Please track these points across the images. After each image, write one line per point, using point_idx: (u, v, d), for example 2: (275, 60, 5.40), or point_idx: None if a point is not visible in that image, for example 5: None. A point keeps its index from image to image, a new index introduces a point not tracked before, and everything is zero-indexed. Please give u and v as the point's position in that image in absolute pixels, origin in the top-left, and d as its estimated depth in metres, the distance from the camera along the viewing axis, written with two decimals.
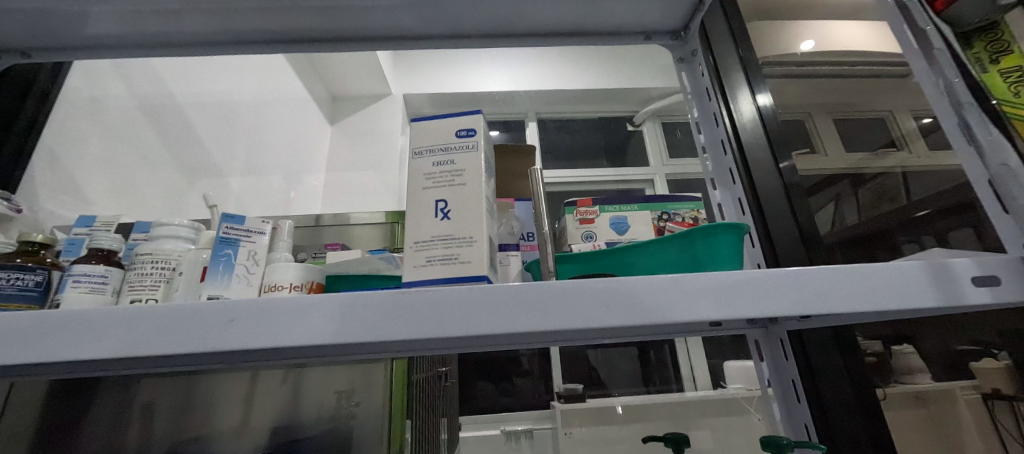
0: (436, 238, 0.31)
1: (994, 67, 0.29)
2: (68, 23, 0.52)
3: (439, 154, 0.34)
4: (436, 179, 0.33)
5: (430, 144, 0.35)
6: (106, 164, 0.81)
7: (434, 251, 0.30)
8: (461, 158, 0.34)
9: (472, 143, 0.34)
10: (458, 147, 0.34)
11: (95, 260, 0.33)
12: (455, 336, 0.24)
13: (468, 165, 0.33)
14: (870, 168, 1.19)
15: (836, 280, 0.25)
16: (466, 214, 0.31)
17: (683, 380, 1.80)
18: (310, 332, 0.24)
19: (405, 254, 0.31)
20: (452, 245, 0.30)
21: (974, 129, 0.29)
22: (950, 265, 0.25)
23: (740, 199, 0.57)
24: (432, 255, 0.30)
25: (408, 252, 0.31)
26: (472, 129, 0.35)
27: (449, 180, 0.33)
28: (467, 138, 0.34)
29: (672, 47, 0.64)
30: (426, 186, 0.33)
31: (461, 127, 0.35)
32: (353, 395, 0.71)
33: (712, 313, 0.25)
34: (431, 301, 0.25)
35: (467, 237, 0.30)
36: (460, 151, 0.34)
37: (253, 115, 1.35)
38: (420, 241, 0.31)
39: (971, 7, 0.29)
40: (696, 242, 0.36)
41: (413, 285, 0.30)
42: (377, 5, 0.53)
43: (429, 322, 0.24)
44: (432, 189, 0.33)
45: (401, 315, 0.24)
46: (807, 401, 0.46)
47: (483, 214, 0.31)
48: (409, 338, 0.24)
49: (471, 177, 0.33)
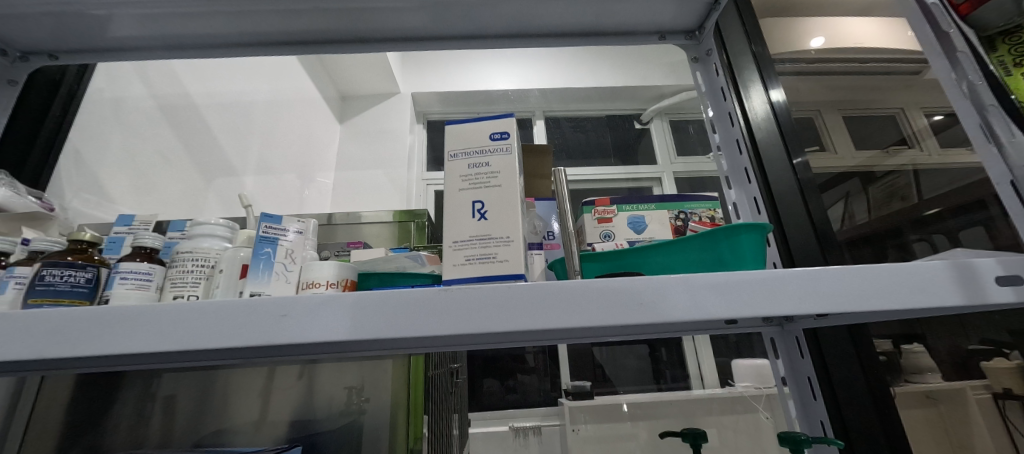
0: (474, 238, 0.32)
1: (1017, 70, 0.29)
2: (92, 26, 0.53)
3: (474, 156, 0.35)
4: (471, 181, 0.34)
5: (465, 147, 0.36)
6: (128, 162, 0.83)
7: (472, 250, 0.32)
8: (495, 160, 0.35)
9: (505, 145, 0.35)
10: (493, 149, 0.35)
11: (140, 258, 0.34)
12: (494, 332, 0.25)
13: (503, 168, 0.34)
14: (880, 167, 1.18)
15: (861, 280, 0.26)
16: (502, 214, 0.32)
17: (691, 378, 1.81)
18: (357, 327, 0.25)
19: (445, 252, 0.32)
20: (490, 244, 0.31)
21: (997, 130, 0.30)
22: (974, 266, 0.26)
23: (755, 198, 0.57)
24: (470, 254, 0.32)
25: (447, 250, 0.32)
26: (505, 133, 0.35)
27: (484, 182, 0.34)
28: (500, 141, 0.35)
29: (686, 47, 0.64)
30: (462, 187, 0.34)
31: (494, 130, 0.36)
32: (363, 391, 0.72)
33: (741, 311, 0.26)
34: (471, 298, 0.26)
35: (504, 237, 0.31)
36: (494, 153, 0.35)
37: (266, 114, 1.36)
38: (458, 240, 0.32)
39: (996, 10, 0.30)
40: (720, 244, 0.37)
41: (452, 282, 0.31)
42: (396, 7, 0.54)
43: (469, 319, 0.25)
44: (468, 190, 0.34)
45: (443, 312, 0.25)
46: (823, 399, 0.47)
47: (518, 214, 0.32)
48: (450, 334, 0.25)
49: (506, 178, 0.34)
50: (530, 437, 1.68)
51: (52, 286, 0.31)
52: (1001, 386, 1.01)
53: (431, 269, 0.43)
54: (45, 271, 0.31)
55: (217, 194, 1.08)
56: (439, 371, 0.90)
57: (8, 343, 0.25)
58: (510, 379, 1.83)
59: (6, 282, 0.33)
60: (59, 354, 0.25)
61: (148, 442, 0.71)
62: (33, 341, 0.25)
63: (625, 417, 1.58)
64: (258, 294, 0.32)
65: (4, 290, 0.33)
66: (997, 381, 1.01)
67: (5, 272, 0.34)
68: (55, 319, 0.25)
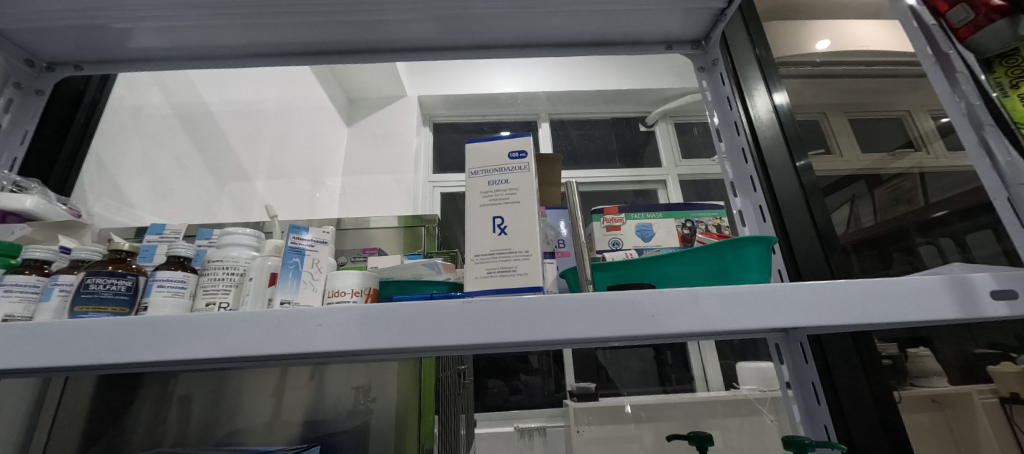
0: (494, 252, 0.34)
1: (1013, 92, 0.31)
2: (114, 38, 0.55)
3: (494, 174, 0.37)
4: (491, 198, 0.36)
5: (484, 166, 0.37)
6: (149, 168, 0.85)
7: (493, 264, 0.33)
8: (514, 177, 0.36)
9: (523, 164, 0.36)
10: (511, 168, 0.37)
11: (174, 267, 0.36)
12: (514, 341, 0.27)
13: (522, 185, 0.36)
14: (888, 169, 1.17)
15: (860, 294, 0.27)
16: (520, 229, 0.34)
17: (695, 380, 1.81)
18: (385, 336, 0.27)
19: (467, 266, 0.34)
20: (510, 258, 0.33)
21: (994, 149, 0.31)
22: (971, 280, 0.27)
23: (760, 206, 0.58)
24: (492, 268, 0.33)
25: (469, 264, 0.34)
26: (523, 151, 0.37)
27: (504, 198, 0.36)
28: (519, 160, 0.37)
29: (692, 56, 0.65)
30: (483, 204, 0.36)
31: (513, 149, 0.37)
32: (370, 391, 0.74)
33: (749, 323, 0.27)
34: (493, 309, 0.28)
35: (524, 251, 0.33)
36: (513, 171, 0.36)
37: (277, 120, 1.39)
38: (479, 254, 0.34)
39: (992, 36, 0.31)
40: (726, 255, 0.38)
41: (474, 294, 0.33)
42: (408, 19, 0.56)
43: (492, 329, 0.27)
44: (489, 207, 0.36)
45: (468, 322, 0.27)
46: (827, 403, 0.48)
47: (536, 228, 0.34)
48: (473, 344, 0.26)
49: (525, 195, 0.35)
50: (535, 438, 1.70)
51: (96, 294, 0.34)
52: (1008, 390, 1.01)
53: (447, 276, 0.44)
54: (90, 280, 0.34)
55: (231, 198, 1.10)
56: (447, 373, 0.92)
57: (65, 348, 0.27)
58: (514, 380, 1.85)
59: (53, 289, 0.36)
60: (111, 360, 0.27)
61: (164, 443, 0.72)
62: (88, 347, 0.27)
63: (628, 419, 1.59)
64: (288, 303, 0.34)
65: (50, 297, 0.36)
66: (1004, 385, 1.00)
67: (51, 280, 0.37)
68: (109, 327, 0.27)
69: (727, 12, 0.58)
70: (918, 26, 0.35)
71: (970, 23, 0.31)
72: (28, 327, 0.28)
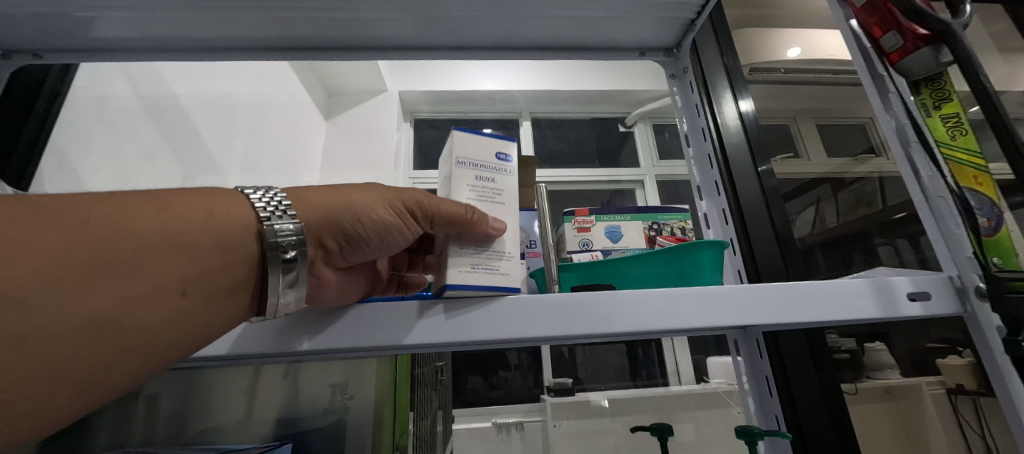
0: (478, 248, 0.33)
1: (937, 112, 0.36)
2: (76, 27, 0.53)
3: (480, 171, 0.35)
4: (477, 193, 0.35)
5: (469, 158, 0.35)
6: (111, 160, 0.82)
7: (478, 260, 0.32)
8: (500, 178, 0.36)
9: (508, 169, 0.37)
10: (498, 170, 0.36)
11: None
12: (500, 337, 0.31)
13: (507, 188, 0.36)
14: (850, 174, 1.25)
15: (800, 296, 0.31)
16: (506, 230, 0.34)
17: (669, 375, 1.87)
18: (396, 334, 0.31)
19: (450, 256, 0.32)
20: (491, 257, 0.33)
21: (919, 165, 0.36)
22: (891, 284, 0.32)
23: (724, 210, 0.62)
24: (478, 262, 0.32)
25: (451, 254, 0.32)
26: (508, 156, 0.37)
27: (490, 198, 0.35)
28: (505, 163, 0.37)
29: (665, 63, 0.68)
30: (470, 198, 0.34)
31: (499, 151, 0.37)
32: (347, 388, 0.77)
33: (700, 320, 0.31)
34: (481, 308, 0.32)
35: (503, 251, 0.34)
36: (500, 173, 0.36)
37: (251, 114, 1.36)
38: (463, 248, 0.32)
39: (920, 62, 0.34)
40: (682, 258, 0.41)
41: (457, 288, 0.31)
42: (386, 18, 0.56)
43: (484, 326, 0.31)
44: (475, 203, 0.34)
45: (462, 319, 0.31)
46: (778, 395, 0.52)
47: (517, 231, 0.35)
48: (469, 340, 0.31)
49: (509, 200, 0.36)
50: (513, 433, 1.72)
51: None
52: (954, 382, 1.12)
53: None
54: None
55: None
56: (423, 370, 0.93)
57: None
58: (493, 376, 1.88)
59: None
60: None
61: None
62: None
63: (605, 413, 1.62)
64: None
65: None
66: (952, 378, 1.12)
67: None
68: None
69: (697, 22, 0.60)
70: (860, 50, 0.39)
71: (901, 48, 0.35)
72: None
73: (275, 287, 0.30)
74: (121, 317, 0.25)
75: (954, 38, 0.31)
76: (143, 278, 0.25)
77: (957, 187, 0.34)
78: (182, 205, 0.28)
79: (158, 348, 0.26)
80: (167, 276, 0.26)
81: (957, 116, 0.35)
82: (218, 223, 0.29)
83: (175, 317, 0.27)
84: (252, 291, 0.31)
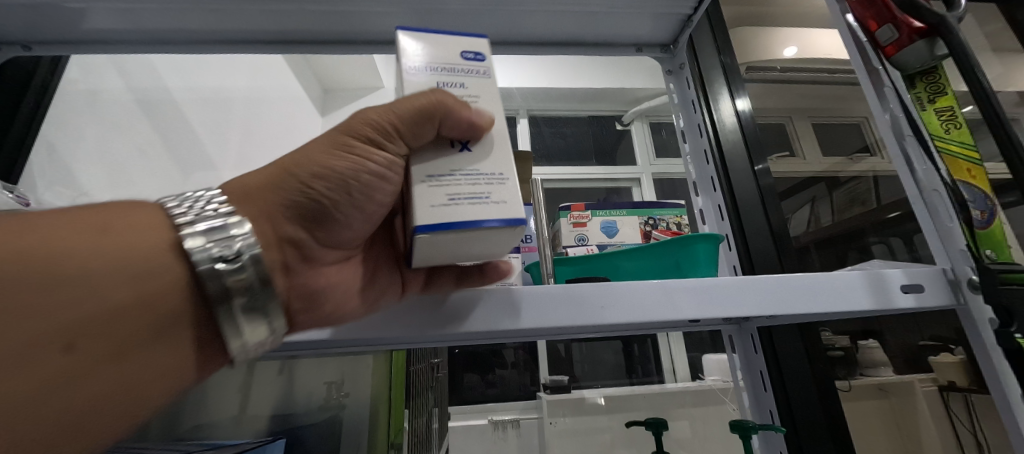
0: (455, 172, 0.28)
1: (931, 106, 0.35)
2: (66, 18, 0.52)
3: (447, 73, 0.31)
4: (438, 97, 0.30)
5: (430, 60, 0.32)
6: (105, 156, 0.82)
7: (461, 188, 0.27)
8: (470, 80, 0.32)
9: (482, 68, 0.33)
10: (468, 68, 0.32)
11: None
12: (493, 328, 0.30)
13: (484, 92, 0.31)
14: (845, 172, 1.26)
15: (793, 289, 0.31)
16: (487, 147, 0.29)
17: (664, 372, 1.88)
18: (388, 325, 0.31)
19: (418, 189, 0.27)
20: (483, 183, 0.28)
21: (913, 158, 0.37)
22: (885, 277, 0.32)
23: (719, 206, 0.62)
24: (460, 194, 0.27)
25: (421, 187, 0.27)
26: (478, 53, 0.33)
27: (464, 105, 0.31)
28: (474, 59, 0.33)
29: (661, 59, 0.68)
30: None
31: (466, 51, 0.33)
32: (342, 386, 0.81)
33: (694, 312, 0.31)
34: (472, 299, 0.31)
35: (498, 175, 0.28)
36: (470, 75, 0.32)
37: (246, 110, 1.35)
38: (436, 176, 0.27)
39: (913, 56, 0.35)
40: (678, 252, 0.41)
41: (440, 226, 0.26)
42: (382, 11, 0.55)
43: (476, 318, 0.31)
44: None
45: (454, 311, 0.31)
46: (772, 390, 0.52)
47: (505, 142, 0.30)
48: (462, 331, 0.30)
49: (488, 101, 0.31)
50: (509, 429, 1.68)
51: None
52: (946, 379, 1.17)
53: None
54: None
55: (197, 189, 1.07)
56: (418, 366, 0.93)
57: None
58: (490, 374, 1.88)
59: None
60: None
61: None
62: None
63: (601, 411, 1.62)
64: None
65: None
66: (943, 375, 1.17)
67: None
68: None
69: (694, 18, 0.60)
70: (855, 44, 0.39)
71: (895, 42, 0.35)
72: None
73: (239, 328, 0.26)
74: (3, 384, 0.20)
75: (949, 31, 0.32)
76: (22, 332, 0.21)
77: (951, 180, 0.34)
78: (81, 237, 0.24)
79: (57, 411, 0.22)
80: (50, 325, 0.22)
81: (952, 109, 0.35)
82: (127, 252, 0.24)
83: (71, 375, 0.22)
84: (188, 326, 0.25)
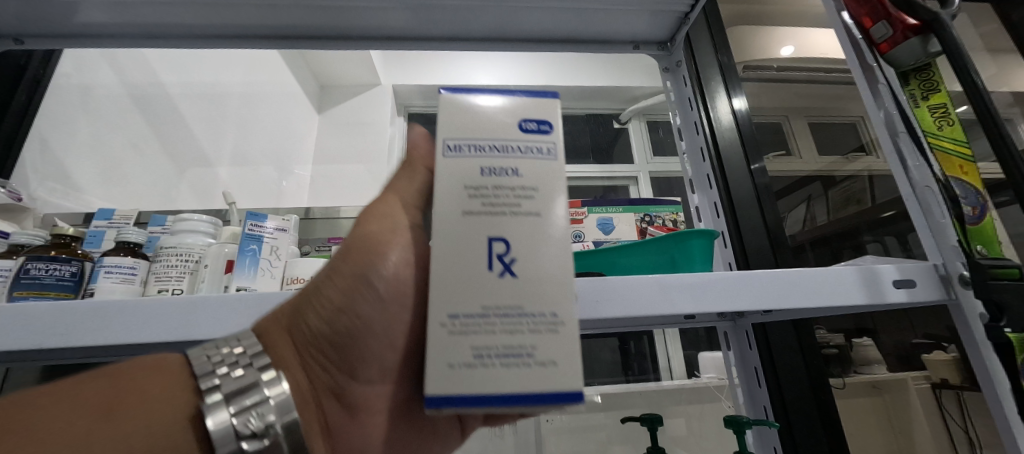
0: (486, 310, 0.26)
1: (925, 103, 0.36)
2: (58, 11, 0.52)
3: (503, 151, 0.29)
4: (484, 199, 0.28)
5: (487, 137, 0.30)
6: (98, 151, 0.81)
7: (493, 341, 0.25)
8: (530, 165, 0.29)
9: (548, 145, 0.30)
10: (533, 145, 0.30)
11: (125, 252, 0.45)
12: None
13: (542, 179, 0.29)
14: (841, 172, 1.27)
15: (787, 284, 0.32)
16: (533, 268, 0.27)
17: (660, 370, 1.90)
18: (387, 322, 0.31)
19: (434, 336, 0.25)
20: (518, 329, 0.25)
21: (906, 154, 0.37)
22: (877, 271, 0.33)
23: (715, 203, 0.62)
24: (492, 352, 0.25)
25: (442, 339, 0.25)
26: (545, 123, 0.31)
27: (514, 203, 0.28)
28: (541, 131, 0.30)
29: (658, 57, 0.68)
30: (473, 210, 0.28)
31: (531, 120, 0.31)
32: None
33: (689, 307, 0.31)
34: None
35: (550, 316, 0.26)
36: (532, 155, 0.29)
37: (241, 106, 1.34)
38: (463, 316, 0.26)
39: (907, 52, 0.35)
40: (673, 247, 0.41)
41: (451, 399, 0.24)
42: (378, 7, 0.55)
43: None
44: (484, 216, 0.28)
45: None
46: (767, 386, 0.52)
47: (567, 281, 0.27)
48: None
49: (545, 190, 0.28)
50: None
51: (38, 279, 0.41)
52: (938, 377, 1.18)
53: None
54: (31, 265, 0.42)
55: (192, 185, 1.06)
56: None
57: (31, 330, 0.30)
58: None
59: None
60: (94, 338, 0.30)
61: None
62: (74, 326, 0.30)
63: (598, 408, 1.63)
64: (244, 288, 0.44)
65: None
66: (936, 373, 1.19)
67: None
68: (98, 310, 0.30)
69: (691, 15, 0.60)
70: (851, 40, 0.39)
71: (890, 38, 0.35)
72: (37, 306, 0.30)
73: None
74: None
75: (943, 27, 0.32)
76: None
77: (944, 176, 0.34)
78: (112, 413, 0.27)
79: None
80: None
81: (945, 106, 0.35)
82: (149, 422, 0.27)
83: None
84: None
